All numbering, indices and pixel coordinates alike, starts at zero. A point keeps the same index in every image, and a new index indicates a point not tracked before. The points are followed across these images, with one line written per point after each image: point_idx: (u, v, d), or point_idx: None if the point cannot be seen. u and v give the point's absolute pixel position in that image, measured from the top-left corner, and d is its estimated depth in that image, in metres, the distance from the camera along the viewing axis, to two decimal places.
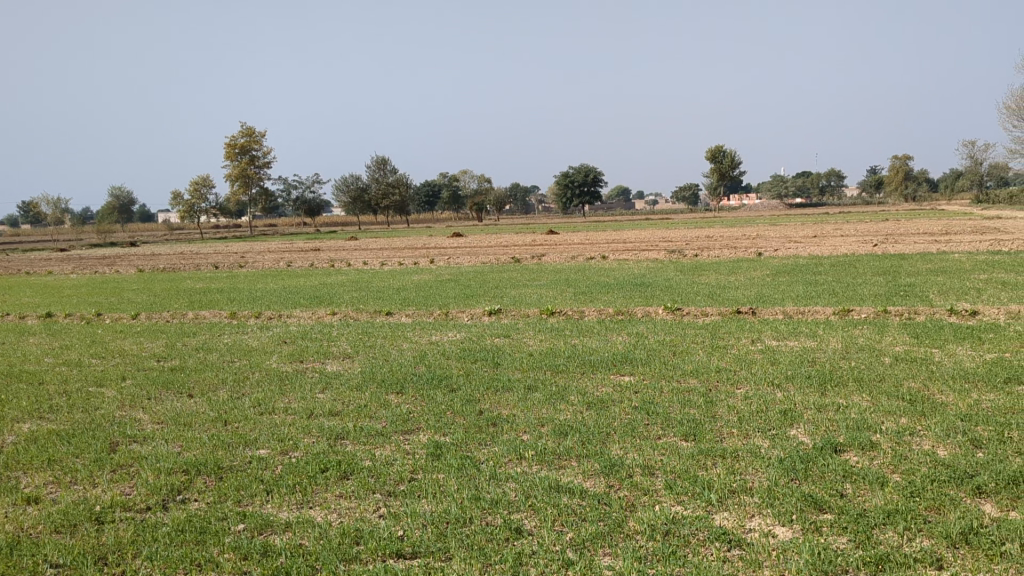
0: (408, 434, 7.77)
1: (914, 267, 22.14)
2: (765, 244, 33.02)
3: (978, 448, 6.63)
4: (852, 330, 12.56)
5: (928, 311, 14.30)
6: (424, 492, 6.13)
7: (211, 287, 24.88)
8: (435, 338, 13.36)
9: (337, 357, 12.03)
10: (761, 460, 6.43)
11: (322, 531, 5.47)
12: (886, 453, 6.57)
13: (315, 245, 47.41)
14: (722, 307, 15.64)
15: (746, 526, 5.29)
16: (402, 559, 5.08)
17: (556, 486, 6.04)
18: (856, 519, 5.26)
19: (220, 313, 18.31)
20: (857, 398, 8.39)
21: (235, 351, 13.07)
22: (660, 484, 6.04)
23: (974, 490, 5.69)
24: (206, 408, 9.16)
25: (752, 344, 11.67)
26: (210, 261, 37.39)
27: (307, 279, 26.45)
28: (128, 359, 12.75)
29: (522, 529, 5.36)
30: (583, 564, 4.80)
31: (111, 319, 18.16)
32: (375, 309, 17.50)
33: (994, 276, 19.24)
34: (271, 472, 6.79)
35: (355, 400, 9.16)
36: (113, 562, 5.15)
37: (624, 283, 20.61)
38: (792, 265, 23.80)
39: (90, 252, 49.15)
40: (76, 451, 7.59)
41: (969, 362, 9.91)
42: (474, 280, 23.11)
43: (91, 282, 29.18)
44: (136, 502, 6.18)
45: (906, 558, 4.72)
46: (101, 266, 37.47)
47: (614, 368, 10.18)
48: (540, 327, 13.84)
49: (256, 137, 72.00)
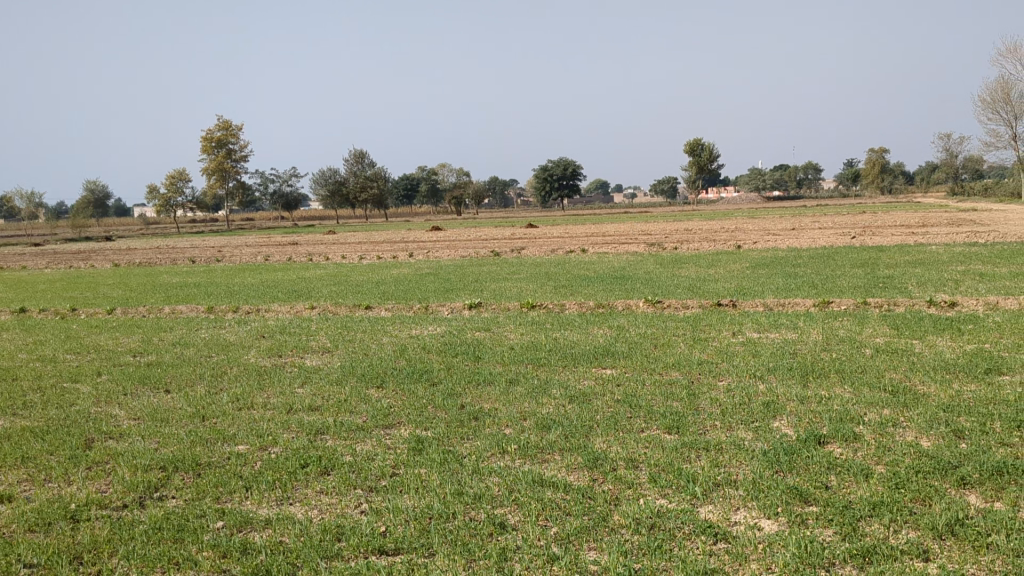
0: (389, 429, 7.70)
1: (893, 259, 22.27)
2: (745, 236, 33.16)
3: (961, 438, 6.63)
4: (833, 321, 12.59)
5: (907, 303, 14.35)
6: (406, 487, 6.05)
7: (189, 282, 24.62)
8: (415, 331, 13.28)
9: (317, 352, 11.92)
10: (745, 453, 6.40)
11: (302, 528, 5.38)
12: (869, 444, 6.56)
13: (293, 239, 47.17)
14: (703, 300, 15.64)
15: (731, 519, 5.25)
16: (384, 555, 5.00)
17: (540, 480, 5.99)
18: (842, 511, 5.23)
19: (196, 308, 18.11)
20: (839, 389, 8.39)
21: (213, 345, 12.92)
22: (645, 477, 5.99)
23: (959, 482, 5.68)
24: (183, 403, 9.04)
25: (733, 336, 11.67)
26: (186, 255, 37.08)
27: (285, 272, 26.26)
28: (104, 354, 12.58)
29: (505, 523, 5.29)
30: (569, 559, 4.73)
31: (86, 315, 17.94)
32: (355, 303, 17.39)
33: (972, 268, 19.34)
34: (250, 468, 6.69)
35: (335, 395, 9.06)
36: (88, 561, 5.04)
37: (604, 276, 20.60)
38: (771, 258, 23.83)
39: (63, 247, 48.57)
40: (50, 448, 7.47)
41: (949, 353, 9.94)
42: (454, 274, 23.02)
43: (65, 277, 28.83)
44: (112, 500, 6.08)
45: (893, 550, 4.69)
46: (75, 261, 37.05)
47: (596, 361, 10.13)
48: (522, 320, 13.80)
49: (233, 130, 71.57)
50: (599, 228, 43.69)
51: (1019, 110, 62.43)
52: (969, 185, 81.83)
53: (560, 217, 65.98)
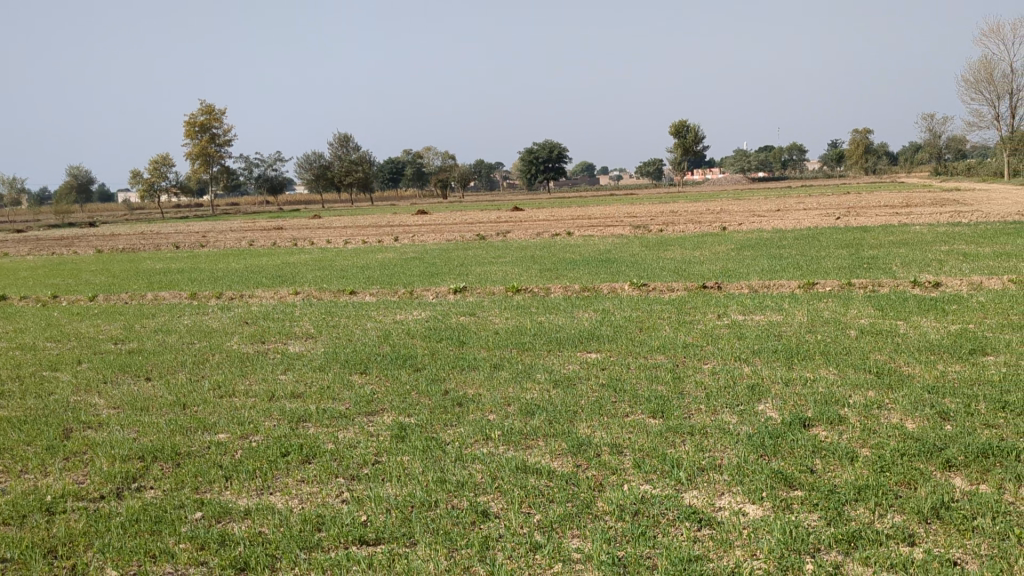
0: (372, 415, 7.63)
1: (877, 239, 22.28)
2: (730, 218, 33.09)
3: (946, 420, 6.61)
4: (818, 303, 12.56)
5: (891, 284, 14.33)
6: (388, 475, 5.98)
7: (172, 268, 24.43)
8: (400, 316, 13.19)
9: (300, 337, 11.83)
10: (730, 437, 6.35)
11: (282, 518, 5.31)
12: (854, 427, 6.52)
13: (277, 223, 46.99)
14: (689, 282, 15.57)
15: (715, 505, 5.20)
16: (365, 546, 4.93)
17: (523, 466, 5.92)
18: (827, 495, 5.19)
19: (179, 294, 17.97)
20: (824, 371, 8.36)
21: (195, 332, 12.80)
22: (628, 463, 5.94)
23: (944, 464, 5.64)
24: (163, 392, 8.94)
25: (718, 319, 11.64)
26: (170, 241, 36.80)
27: (268, 258, 26.08)
28: (85, 342, 12.43)
29: (488, 512, 5.23)
30: (551, 547, 4.67)
31: (68, 302, 17.76)
32: (339, 287, 17.28)
33: (956, 248, 19.34)
34: (230, 457, 6.61)
35: (318, 382, 8.98)
36: (64, 555, 4.95)
37: (590, 259, 20.52)
38: (757, 239, 23.80)
39: (45, 233, 48.14)
40: (28, 438, 7.37)
41: (934, 334, 9.92)
42: (439, 258, 22.92)
43: (48, 264, 28.58)
44: (89, 491, 5.99)
45: (878, 534, 4.65)
46: (57, 247, 36.75)
47: (580, 345, 10.05)
48: (506, 304, 13.72)
49: (216, 114, 71.03)
50: (584, 211, 43.58)
51: (1002, 90, 62.54)
52: (953, 165, 81.96)
53: (546, 201, 65.71)
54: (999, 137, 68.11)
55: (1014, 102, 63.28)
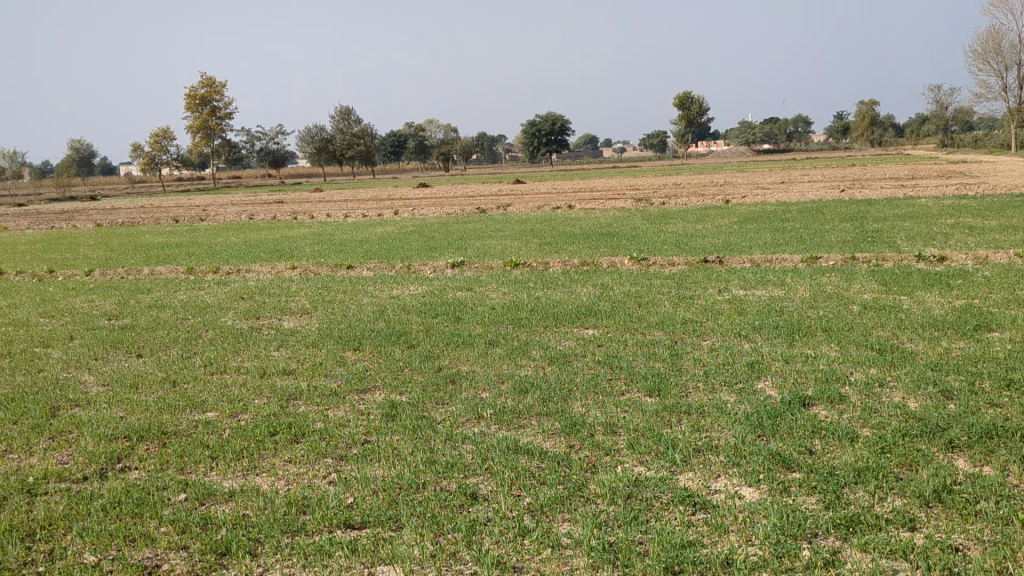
0: (363, 392, 7.49)
1: (881, 212, 22.07)
2: (734, 190, 32.81)
3: (950, 399, 6.45)
4: (821, 277, 12.38)
5: (896, 258, 14.13)
6: (377, 455, 5.85)
7: (170, 242, 24.20)
8: (397, 291, 13.04)
9: (295, 313, 11.70)
10: (727, 417, 6.20)
11: (266, 500, 5.17)
12: (855, 406, 6.38)
13: (279, 197, 46.74)
14: (689, 256, 15.37)
15: (711, 487, 5.06)
16: (350, 530, 4.79)
17: (515, 447, 5.78)
18: (826, 478, 5.04)
19: (176, 268, 17.80)
20: (825, 348, 8.21)
21: (190, 307, 12.65)
22: (623, 444, 5.80)
23: (947, 445, 5.50)
24: (154, 369, 8.80)
25: (719, 293, 11.47)
26: (170, 214, 36.56)
27: (268, 232, 25.90)
28: (79, 318, 12.29)
29: (477, 494, 5.09)
30: (540, 533, 4.53)
31: (64, 277, 17.61)
32: (336, 262, 17.10)
33: (961, 221, 19.12)
34: (217, 436, 6.47)
35: (311, 358, 8.85)
36: (42, 539, 4.82)
37: (590, 233, 20.36)
38: (761, 213, 23.59)
39: (46, 207, 47.92)
40: (14, 417, 7.24)
41: (938, 309, 9.75)
42: (439, 232, 22.73)
43: (46, 238, 28.39)
44: (71, 472, 5.85)
45: (878, 519, 4.50)
46: (57, 221, 36.59)
47: (578, 322, 9.89)
48: (504, 279, 13.55)
49: (216, 87, 70.51)
50: (586, 184, 43.24)
51: (1010, 61, 61.95)
52: (958, 137, 81.50)
53: (548, 173, 65.36)
54: (1004, 109, 67.62)
55: (1021, 73, 62.74)
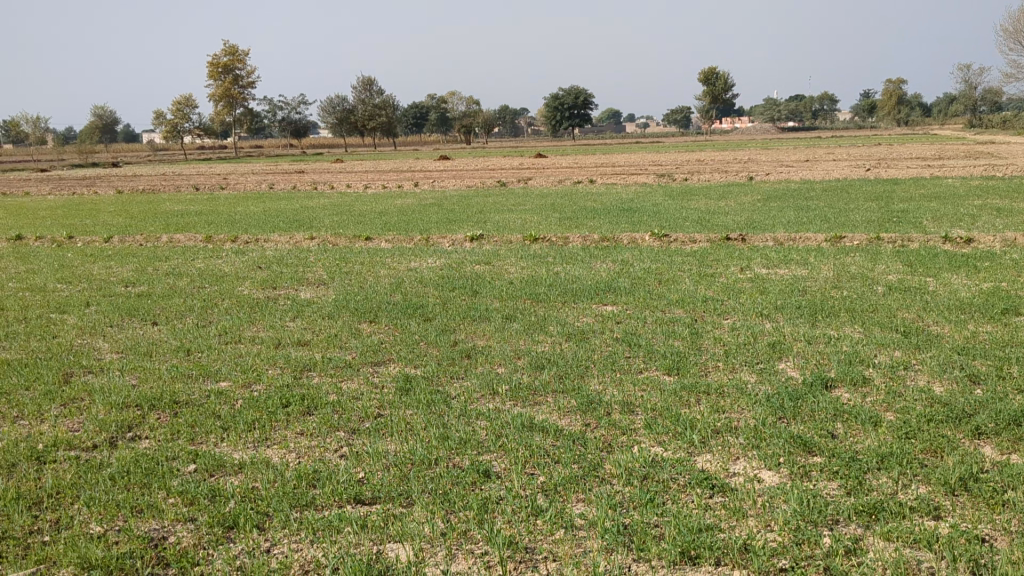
0: (378, 365, 7.41)
1: (908, 192, 21.74)
2: (758, 168, 32.42)
3: (976, 383, 6.31)
4: (845, 257, 12.19)
5: (922, 238, 13.90)
6: (390, 430, 5.76)
7: (189, 210, 24.09)
8: (414, 264, 12.94)
9: (312, 284, 11.61)
10: (748, 398, 6.07)
11: (276, 473, 5.09)
12: (879, 389, 6.24)
13: (300, 167, 46.74)
14: (711, 234, 15.17)
15: (730, 470, 4.94)
16: (359, 505, 4.70)
17: (529, 424, 5.67)
18: (848, 463, 4.91)
19: (195, 236, 17.78)
20: (849, 330, 8.04)
21: (207, 276, 12.60)
22: (640, 423, 5.69)
23: (973, 432, 5.34)
24: (168, 337, 8.75)
25: (741, 272, 11.30)
26: (191, 183, 36.51)
27: (287, 202, 25.83)
28: (96, 284, 12.26)
29: (490, 471, 4.99)
30: (553, 512, 4.42)
31: (83, 243, 17.64)
32: (355, 233, 16.99)
33: (988, 202, 18.81)
34: (229, 407, 6.40)
35: (326, 330, 8.77)
36: (49, 508, 4.76)
37: (611, 208, 20.17)
38: (785, 191, 23.34)
39: (70, 172, 48.12)
40: (27, 382, 7.21)
41: (964, 292, 9.53)
42: (459, 204, 22.61)
43: (67, 203, 28.49)
44: (81, 440, 5.80)
45: (901, 507, 4.36)
46: (78, 188, 36.67)
47: (597, 298, 9.77)
48: (522, 253, 13.43)
49: (238, 55, 70.37)
50: (608, 159, 42.85)
51: None
52: (986, 117, 80.34)
53: (570, 147, 64.97)
54: None
55: None
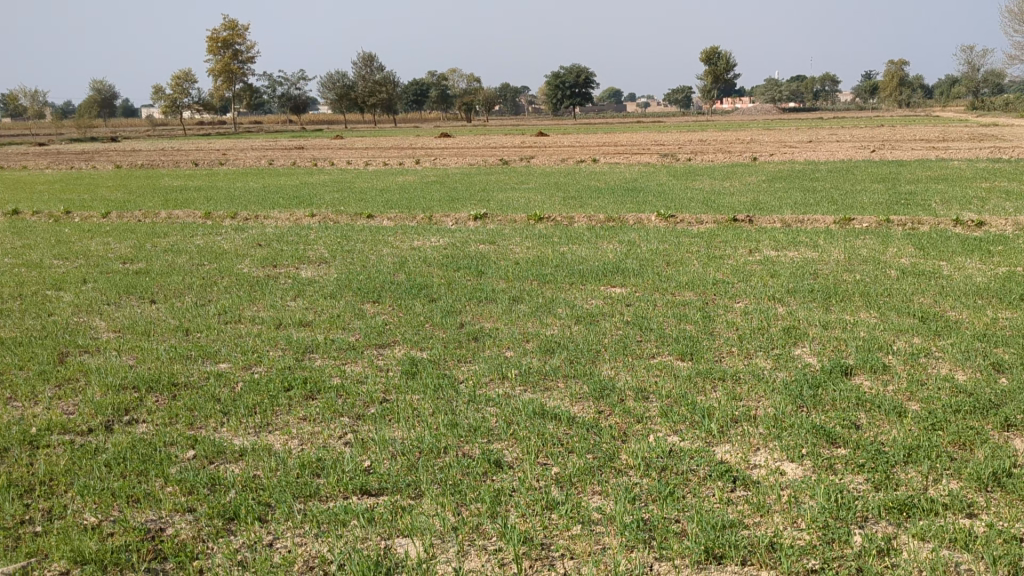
0: (382, 347, 7.20)
1: (913, 174, 21.50)
2: (761, 148, 32.09)
3: (1000, 371, 6.11)
4: (855, 239, 11.96)
5: (932, 221, 13.67)
6: (395, 416, 5.55)
7: (189, 186, 23.78)
8: (418, 243, 12.69)
9: (313, 262, 11.39)
10: (766, 384, 5.89)
11: (278, 461, 4.89)
12: (901, 377, 6.05)
13: (300, 142, 46.36)
14: (718, 214, 14.94)
15: (751, 462, 4.76)
16: (366, 497, 4.51)
17: (542, 411, 5.48)
18: (874, 456, 4.71)
19: (193, 212, 17.51)
20: (864, 315, 7.84)
21: (206, 253, 12.35)
22: (655, 411, 5.49)
23: (1002, 424, 5.14)
24: (167, 316, 8.53)
25: (750, 254, 11.05)
26: (190, 158, 36.16)
27: (287, 178, 25.56)
28: (92, 261, 12.01)
29: (501, 462, 4.80)
30: (569, 506, 4.23)
31: (80, 218, 17.38)
32: (356, 211, 16.73)
33: (996, 185, 18.57)
34: (229, 390, 6.19)
35: (329, 310, 8.55)
36: (41, 496, 4.57)
37: (615, 187, 19.90)
38: (789, 171, 23.11)
39: (69, 147, 47.78)
40: (21, 361, 7.00)
41: (979, 277, 9.31)
42: (461, 182, 22.34)
43: (64, 178, 28.18)
44: (76, 423, 5.59)
45: (932, 503, 4.17)
46: (77, 162, 36.28)
47: (605, 280, 9.52)
48: (528, 232, 13.20)
49: (239, 30, 69.68)
50: (611, 137, 42.51)
51: None
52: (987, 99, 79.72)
53: (568, 127, 64.51)
54: None
55: None
